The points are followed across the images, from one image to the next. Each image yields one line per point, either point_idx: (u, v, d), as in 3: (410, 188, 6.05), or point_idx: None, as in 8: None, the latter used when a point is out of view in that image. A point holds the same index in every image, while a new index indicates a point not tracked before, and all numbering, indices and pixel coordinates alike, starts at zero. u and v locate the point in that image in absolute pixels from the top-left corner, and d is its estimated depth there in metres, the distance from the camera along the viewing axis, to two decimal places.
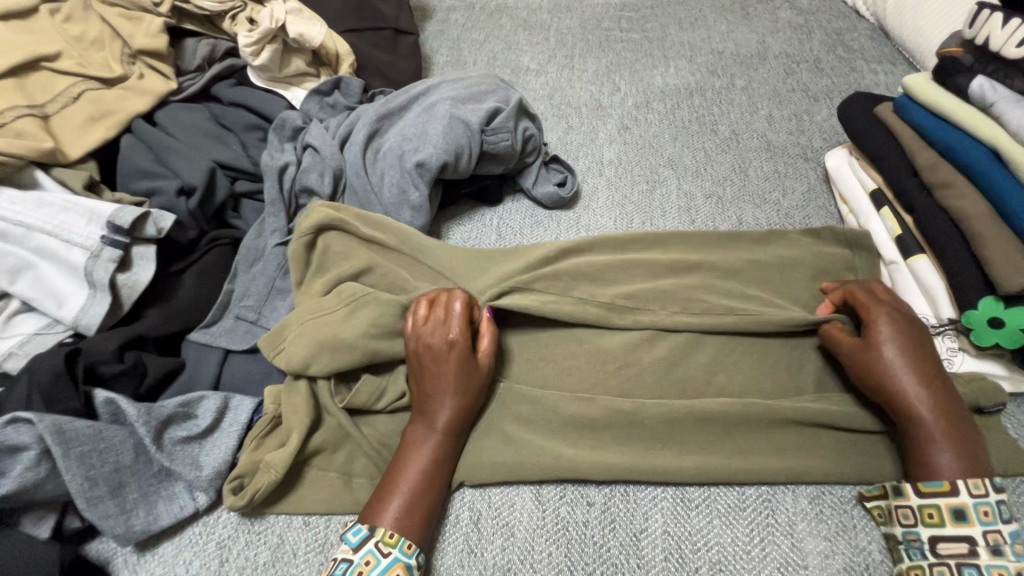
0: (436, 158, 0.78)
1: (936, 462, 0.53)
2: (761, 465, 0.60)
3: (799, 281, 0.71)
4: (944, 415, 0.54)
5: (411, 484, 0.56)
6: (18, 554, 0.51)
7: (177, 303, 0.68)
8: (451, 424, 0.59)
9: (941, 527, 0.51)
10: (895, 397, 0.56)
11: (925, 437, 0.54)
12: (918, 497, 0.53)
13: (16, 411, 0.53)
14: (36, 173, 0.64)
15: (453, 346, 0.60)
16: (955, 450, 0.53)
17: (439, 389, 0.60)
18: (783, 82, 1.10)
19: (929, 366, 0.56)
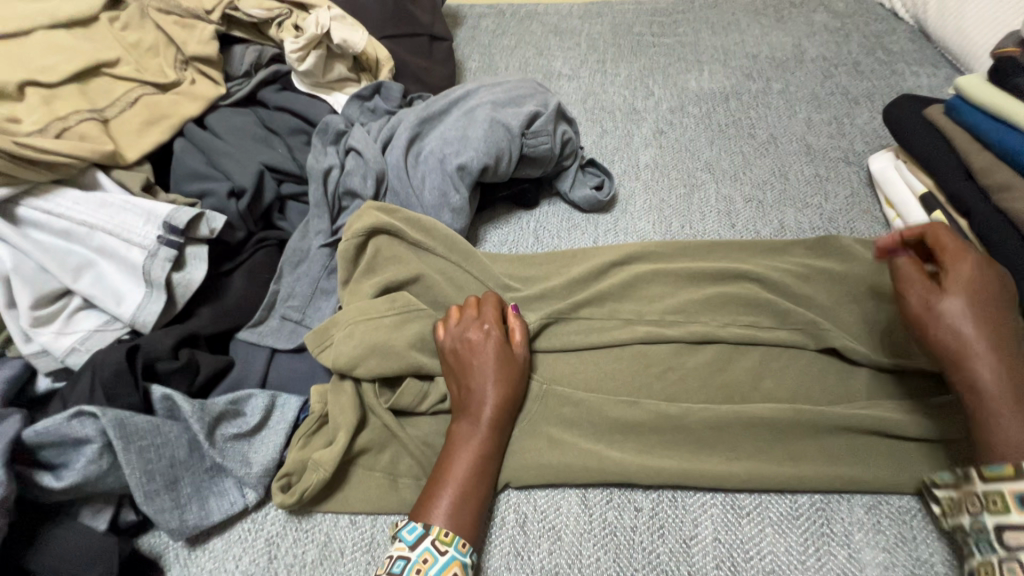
0: (478, 161, 0.79)
1: (988, 400, 0.51)
2: (814, 473, 0.59)
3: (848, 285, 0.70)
4: (999, 360, 0.51)
5: (459, 482, 0.56)
6: (80, 545, 0.52)
7: (227, 303, 0.69)
8: (494, 422, 0.59)
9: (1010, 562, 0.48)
10: (933, 329, 0.54)
11: (971, 372, 0.52)
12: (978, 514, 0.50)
13: (79, 405, 0.54)
14: (96, 173, 0.65)
15: (492, 345, 0.62)
16: (1010, 391, 0.50)
17: (480, 387, 0.60)
18: (821, 85, 1.09)
19: (1004, 340, 0.52)
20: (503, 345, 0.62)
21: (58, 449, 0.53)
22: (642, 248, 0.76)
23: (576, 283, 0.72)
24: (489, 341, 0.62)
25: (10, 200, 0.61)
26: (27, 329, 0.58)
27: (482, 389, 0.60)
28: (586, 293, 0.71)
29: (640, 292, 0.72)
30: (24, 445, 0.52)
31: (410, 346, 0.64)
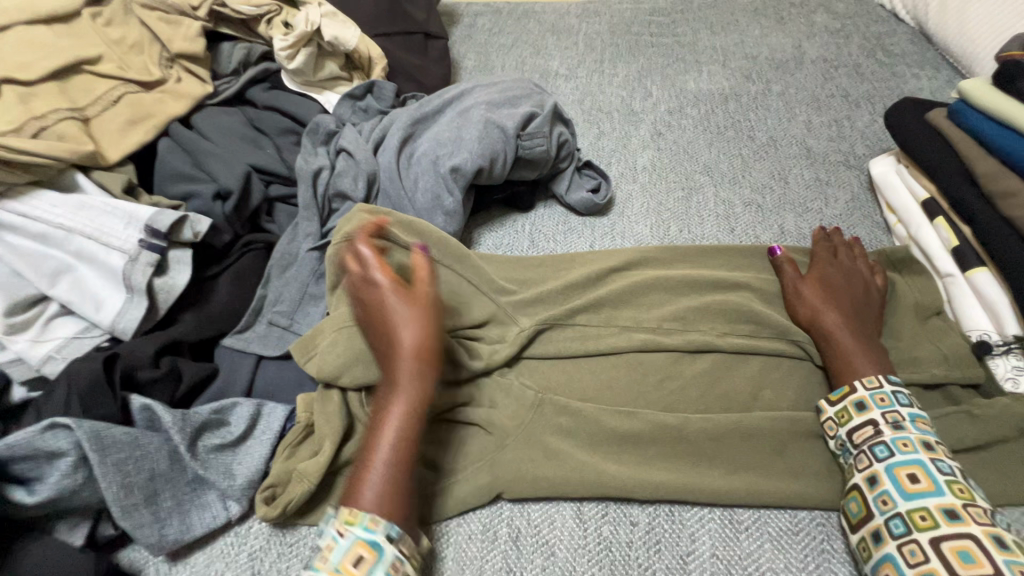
0: (471, 163, 0.77)
1: (852, 371, 0.60)
2: (814, 487, 0.57)
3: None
4: (858, 338, 0.61)
5: (385, 462, 0.51)
6: (54, 563, 0.50)
7: (212, 309, 0.67)
8: (423, 390, 0.52)
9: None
10: (807, 315, 0.65)
11: (841, 349, 0.61)
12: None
13: (54, 416, 0.52)
14: (76, 175, 0.63)
15: (392, 297, 0.53)
16: (867, 361, 0.60)
17: (401, 353, 0.52)
18: (821, 87, 1.07)
19: (865, 331, 0.62)
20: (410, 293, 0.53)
21: (31, 463, 0.51)
22: (639, 253, 0.74)
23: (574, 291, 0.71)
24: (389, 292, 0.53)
25: None
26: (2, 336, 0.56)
27: (407, 358, 0.52)
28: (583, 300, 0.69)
29: (638, 300, 0.70)
30: None
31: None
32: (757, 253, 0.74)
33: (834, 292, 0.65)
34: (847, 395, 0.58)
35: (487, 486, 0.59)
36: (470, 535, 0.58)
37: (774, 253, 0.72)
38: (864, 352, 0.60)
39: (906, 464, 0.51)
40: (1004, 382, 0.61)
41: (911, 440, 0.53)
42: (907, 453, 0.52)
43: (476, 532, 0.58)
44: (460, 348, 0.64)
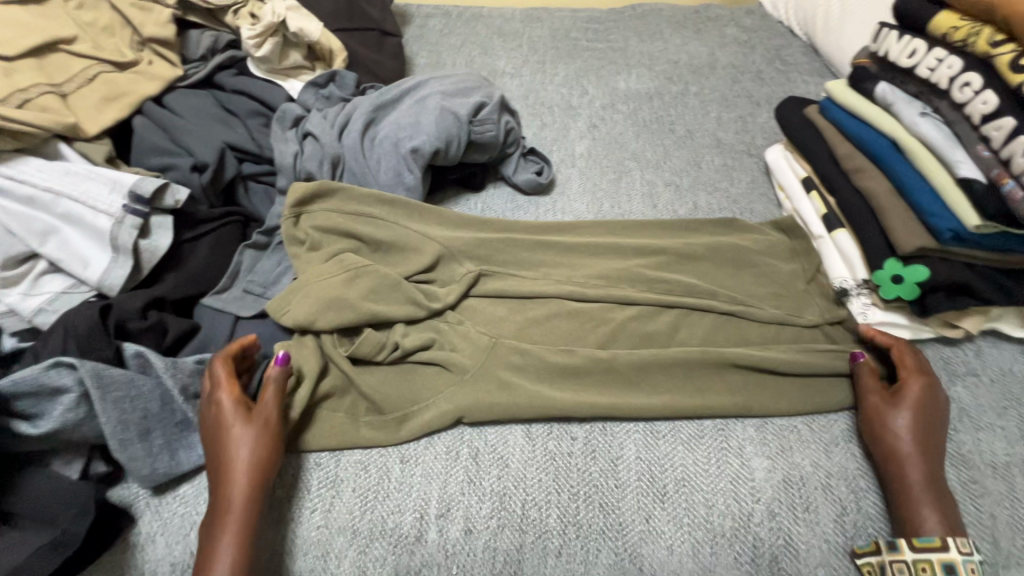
0: (429, 145, 0.86)
1: (921, 524, 0.59)
2: (715, 400, 0.71)
3: (744, 262, 0.84)
4: (934, 494, 0.60)
5: (229, 554, 0.55)
6: (56, 489, 0.55)
7: (190, 270, 0.73)
8: (246, 508, 0.57)
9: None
10: (902, 480, 0.62)
11: (915, 502, 0.60)
12: (912, 552, 0.58)
13: (55, 357, 0.58)
14: (59, 144, 0.68)
15: (234, 415, 0.60)
16: (937, 514, 0.59)
17: (233, 488, 0.58)
18: (730, 89, 1.25)
19: (936, 466, 0.62)
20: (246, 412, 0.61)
21: (33, 399, 0.56)
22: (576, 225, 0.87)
23: (521, 264, 0.84)
24: (225, 400, 0.61)
25: None
26: None
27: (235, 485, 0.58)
28: (529, 273, 0.83)
29: (576, 270, 0.83)
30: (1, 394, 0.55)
31: (362, 298, 0.73)
32: (673, 223, 0.89)
33: (921, 419, 0.64)
34: (936, 548, 0.57)
35: (447, 415, 0.69)
36: (436, 455, 0.68)
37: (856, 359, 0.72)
38: (933, 500, 0.60)
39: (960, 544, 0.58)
40: (856, 316, 0.78)
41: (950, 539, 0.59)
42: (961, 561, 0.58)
43: (441, 451, 0.68)
44: (418, 291, 0.76)
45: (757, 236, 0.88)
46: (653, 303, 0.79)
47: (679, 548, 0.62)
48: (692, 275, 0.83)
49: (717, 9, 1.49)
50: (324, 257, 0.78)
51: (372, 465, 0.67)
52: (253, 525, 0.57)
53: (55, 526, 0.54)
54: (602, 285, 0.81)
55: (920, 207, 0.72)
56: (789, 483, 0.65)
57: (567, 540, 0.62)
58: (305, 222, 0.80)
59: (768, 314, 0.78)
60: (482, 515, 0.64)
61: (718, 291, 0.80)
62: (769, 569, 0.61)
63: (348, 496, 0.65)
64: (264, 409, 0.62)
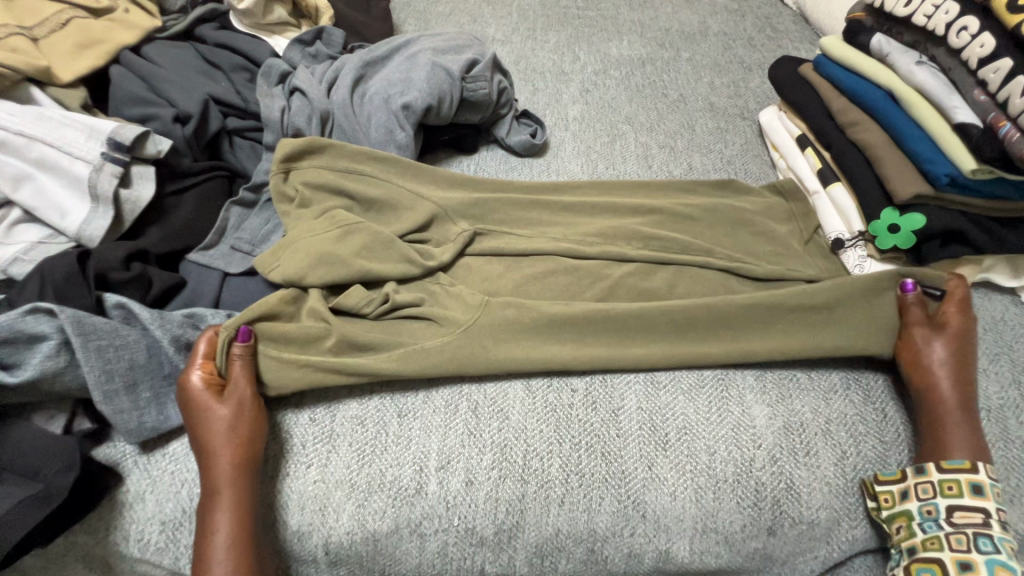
0: (421, 101, 0.84)
1: (948, 448, 0.60)
2: (718, 350, 0.70)
3: (742, 221, 0.83)
4: (966, 426, 0.61)
5: (225, 528, 0.53)
6: (37, 442, 0.53)
7: (175, 224, 0.70)
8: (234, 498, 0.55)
9: (962, 497, 0.57)
10: (939, 396, 0.63)
11: (947, 424, 0.61)
12: (939, 473, 0.59)
13: (32, 303, 0.55)
14: (31, 89, 0.65)
15: (211, 393, 0.58)
16: (965, 438, 0.60)
17: (217, 462, 0.56)
18: (722, 55, 1.24)
19: (969, 399, 0.62)
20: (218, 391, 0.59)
21: (10, 348, 0.53)
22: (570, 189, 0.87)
23: (518, 225, 0.82)
24: (196, 385, 0.58)
25: None
26: None
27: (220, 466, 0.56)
28: (526, 232, 0.81)
29: (574, 229, 0.82)
30: None
31: (354, 255, 0.71)
32: (668, 184, 0.88)
33: (955, 352, 0.64)
34: (965, 471, 0.58)
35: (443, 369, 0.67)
36: (434, 408, 0.66)
37: (907, 290, 0.69)
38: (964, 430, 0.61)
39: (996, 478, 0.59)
40: (854, 268, 0.77)
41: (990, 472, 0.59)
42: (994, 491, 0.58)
43: (439, 405, 0.67)
44: (412, 250, 0.74)
45: (754, 198, 0.87)
46: (650, 259, 0.79)
47: (682, 494, 0.61)
48: (689, 233, 0.82)
49: None
50: (316, 214, 0.75)
51: (369, 420, 0.65)
52: (247, 495, 0.56)
53: (39, 480, 0.52)
54: (600, 245, 0.80)
55: (917, 155, 0.72)
56: (791, 430, 0.65)
57: (570, 489, 0.61)
58: (295, 178, 0.77)
59: (764, 270, 0.77)
60: (484, 467, 0.62)
61: (715, 249, 0.79)
62: (772, 512, 0.61)
63: (345, 450, 0.63)
64: (238, 388, 0.60)
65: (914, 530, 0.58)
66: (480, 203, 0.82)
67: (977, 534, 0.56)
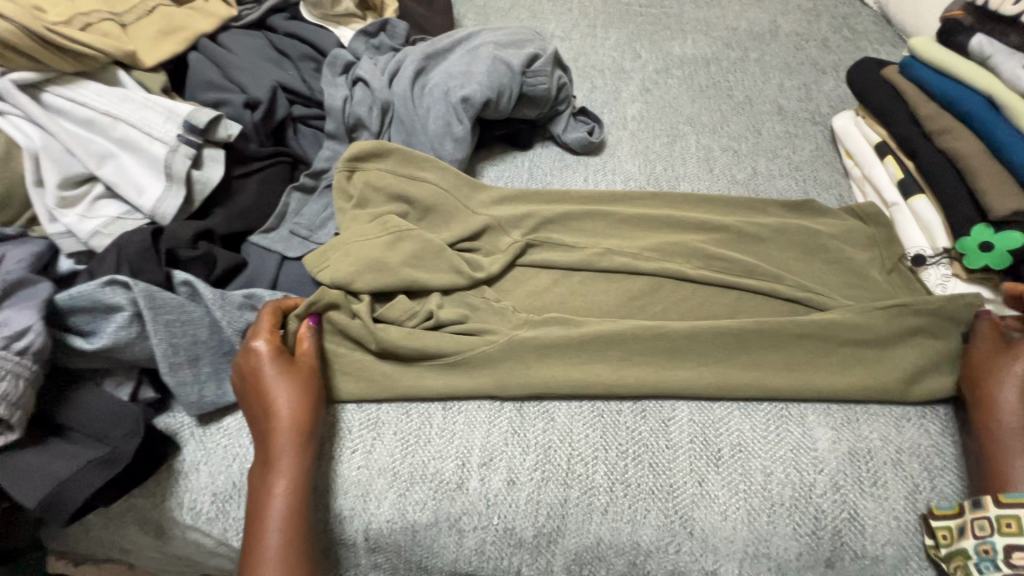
0: (480, 94, 0.83)
1: (1013, 479, 0.55)
2: (776, 381, 0.66)
3: (816, 247, 0.79)
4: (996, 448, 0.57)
5: (285, 494, 0.55)
6: (106, 407, 0.55)
7: (240, 207, 0.72)
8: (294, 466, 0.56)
9: (1017, 535, 0.52)
10: (998, 424, 0.58)
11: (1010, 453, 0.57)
12: (996, 508, 0.53)
13: (110, 275, 0.57)
14: (118, 72, 0.68)
15: (278, 359, 0.60)
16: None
17: (279, 431, 0.57)
18: (793, 56, 1.18)
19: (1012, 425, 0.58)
20: (286, 360, 0.60)
21: (89, 316, 0.56)
22: (624, 201, 0.85)
23: (571, 232, 0.80)
24: (265, 351, 0.59)
25: (36, 86, 0.62)
26: (53, 209, 0.60)
27: (281, 436, 0.57)
28: (580, 240, 0.79)
29: (629, 241, 0.79)
30: (58, 308, 0.55)
31: (403, 262, 0.70)
32: (726, 202, 0.86)
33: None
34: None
35: (488, 369, 0.65)
36: (479, 404, 0.66)
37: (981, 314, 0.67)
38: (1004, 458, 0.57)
39: None
40: (935, 287, 0.73)
41: None
42: None
43: (484, 402, 0.66)
44: (461, 261, 0.73)
45: (833, 220, 0.83)
46: (712, 283, 0.75)
47: (733, 514, 0.58)
48: (754, 256, 0.79)
49: None
50: (369, 218, 0.75)
51: (414, 411, 0.65)
52: (306, 469, 0.57)
53: (106, 443, 0.54)
54: (655, 259, 0.77)
55: (1016, 166, 0.67)
56: (857, 457, 0.61)
57: (615, 498, 0.59)
58: (357, 177, 0.78)
59: (839, 303, 0.73)
60: (526, 467, 0.61)
61: (785, 275, 0.75)
62: (832, 543, 0.57)
63: (389, 439, 0.63)
64: (302, 361, 0.62)
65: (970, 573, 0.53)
66: (537, 216, 0.80)
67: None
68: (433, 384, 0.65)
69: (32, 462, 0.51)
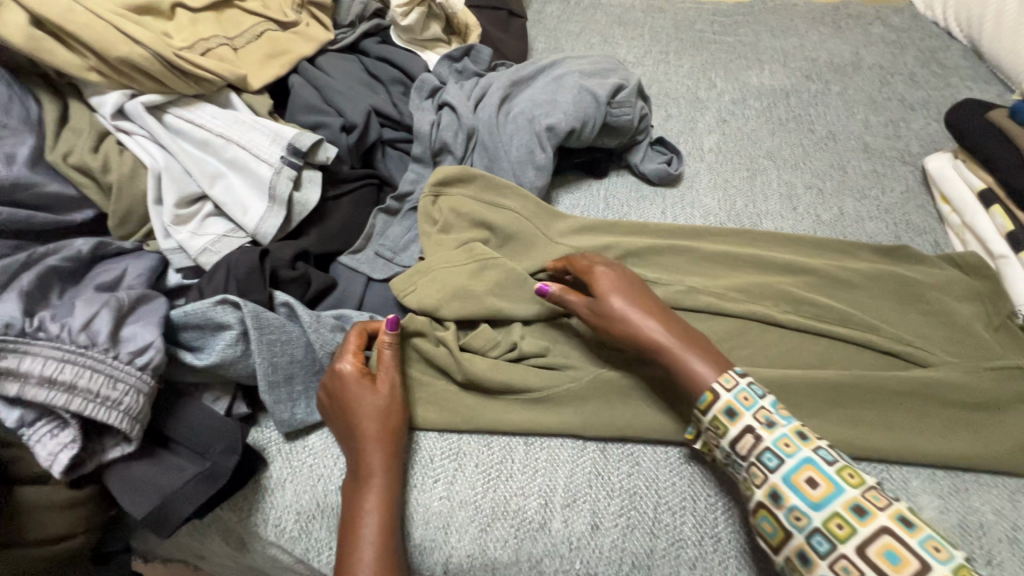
0: (565, 123, 0.83)
1: (701, 378, 0.56)
2: (877, 443, 0.63)
3: (913, 297, 0.75)
4: (688, 343, 0.58)
5: (374, 520, 0.55)
6: (208, 422, 0.57)
7: (332, 227, 0.74)
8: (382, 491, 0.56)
9: (729, 432, 0.54)
10: (650, 340, 0.59)
11: (677, 360, 0.57)
12: (726, 440, 0.54)
13: (219, 294, 0.59)
14: (230, 94, 0.71)
15: (361, 381, 0.60)
16: (705, 364, 0.56)
17: (368, 447, 0.58)
18: (878, 91, 1.14)
19: (650, 320, 0.60)
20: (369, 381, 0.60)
21: (199, 331, 0.58)
22: (707, 238, 0.84)
23: (654, 268, 0.79)
24: (348, 373, 0.60)
25: (159, 108, 0.65)
26: (168, 225, 0.62)
27: (371, 454, 0.57)
28: (663, 277, 0.77)
29: (714, 281, 0.77)
30: (172, 323, 0.57)
31: (488, 291, 0.70)
32: (815, 243, 0.83)
33: (617, 284, 0.63)
34: (713, 402, 0.54)
35: (574, 408, 0.65)
36: (562, 442, 0.65)
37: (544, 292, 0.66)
38: (691, 351, 0.57)
39: (805, 464, 0.50)
40: None
41: (859, 501, 0.48)
42: (793, 453, 0.51)
43: (567, 440, 0.65)
44: None
45: (931, 269, 0.79)
46: (801, 329, 0.72)
47: None
48: (845, 302, 0.76)
49: (860, 7, 1.37)
50: (454, 244, 0.75)
51: (496, 443, 0.65)
52: (394, 489, 0.57)
53: (206, 457, 0.55)
54: (741, 301, 0.75)
55: None
56: (967, 530, 0.58)
57: (704, 553, 0.57)
58: (442, 202, 0.79)
59: (942, 360, 0.69)
60: (611, 513, 0.60)
61: (880, 326, 0.72)
62: None
63: (471, 471, 0.63)
64: (384, 380, 0.61)
65: (737, 475, 0.55)
66: (620, 249, 0.79)
67: (760, 456, 0.52)
68: (516, 419, 0.65)
69: (142, 474, 0.53)
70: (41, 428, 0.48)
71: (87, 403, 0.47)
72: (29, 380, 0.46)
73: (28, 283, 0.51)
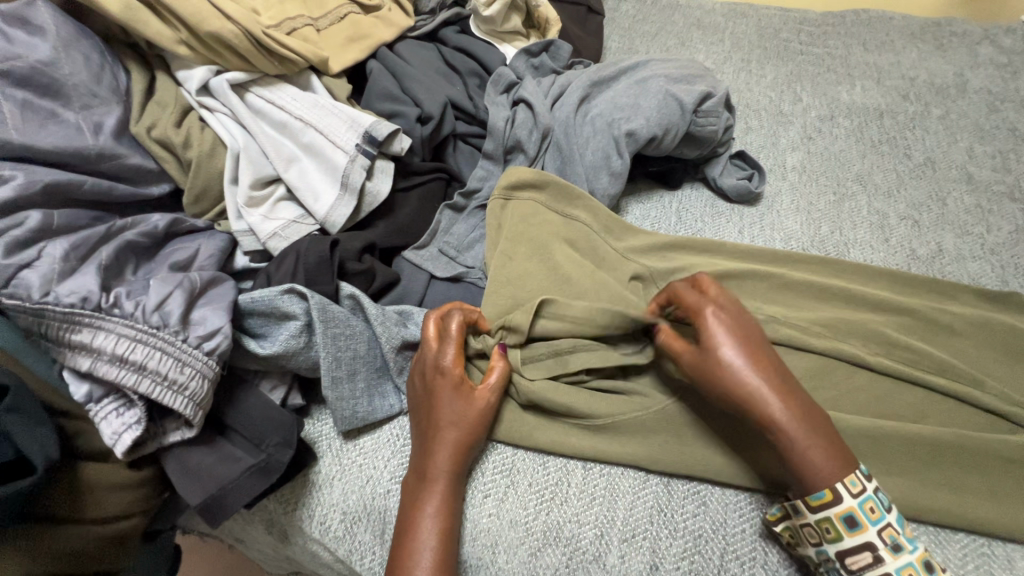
0: (647, 130, 0.78)
1: (819, 476, 0.49)
2: (977, 513, 0.57)
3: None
4: (811, 430, 0.50)
5: (432, 526, 0.53)
6: (265, 412, 0.55)
7: (399, 221, 0.72)
8: (445, 498, 0.55)
9: (842, 540, 0.49)
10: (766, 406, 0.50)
11: (797, 450, 0.50)
12: (835, 547, 0.49)
13: (287, 282, 0.58)
14: (310, 76, 0.69)
15: (453, 384, 0.57)
16: (827, 457, 0.49)
17: (438, 447, 0.56)
18: (985, 118, 1.05)
19: (770, 386, 0.51)
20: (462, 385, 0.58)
21: (264, 319, 0.57)
22: (790, 265, 0.78)
23: (732, 292, 0.73)
24: (440, 370, 0.58)
25: (242, 85, 0.65)
26: (242, 207, 0.61)
27: (442, 459, 0.56)
28: (742, 303, 0.72)
29: (797, 312, 0.72)
30: (240, 309, 0.57)
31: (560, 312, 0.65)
32: (912, 280, 0.75)
33: (741, 338, 0.54)
34: (830, 505, 0.49)
35: (639, 440, 0.61)
36: (624, 471, 0.61)
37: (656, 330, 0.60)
38: (815, 444, 0.50)
39: None
40: None
41: None
42: None
43: (630, 469, 0.61)
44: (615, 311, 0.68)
45: None
46: (894, 374, 0.66)
47: None
48: (943, 350, 0.69)
49: (967, 24, 1.25)
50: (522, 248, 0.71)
51: (552, 463, 0.62)
52: (456, 499, 0.55)
53: (260, 448, 0.54)
54: (828, 337, 0.68)
55: None
56: None
57: None
58: (513, 205, 0.76)
59: None
60: (674, 554, 0.56)
61: (985, 380, 0.65)
62: None
63: (524, 490, 0.60)
64: (477, 390, 0.59)
65: None
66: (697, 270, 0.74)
67: None
68: (577, 443, 0.61)
69: (198, 461, 0.53)
70: (107, 405, 0.48)
71: (154, 385, 0.47)
72: (102, 356, 0.46)
73: (106, 257, 0.51)
